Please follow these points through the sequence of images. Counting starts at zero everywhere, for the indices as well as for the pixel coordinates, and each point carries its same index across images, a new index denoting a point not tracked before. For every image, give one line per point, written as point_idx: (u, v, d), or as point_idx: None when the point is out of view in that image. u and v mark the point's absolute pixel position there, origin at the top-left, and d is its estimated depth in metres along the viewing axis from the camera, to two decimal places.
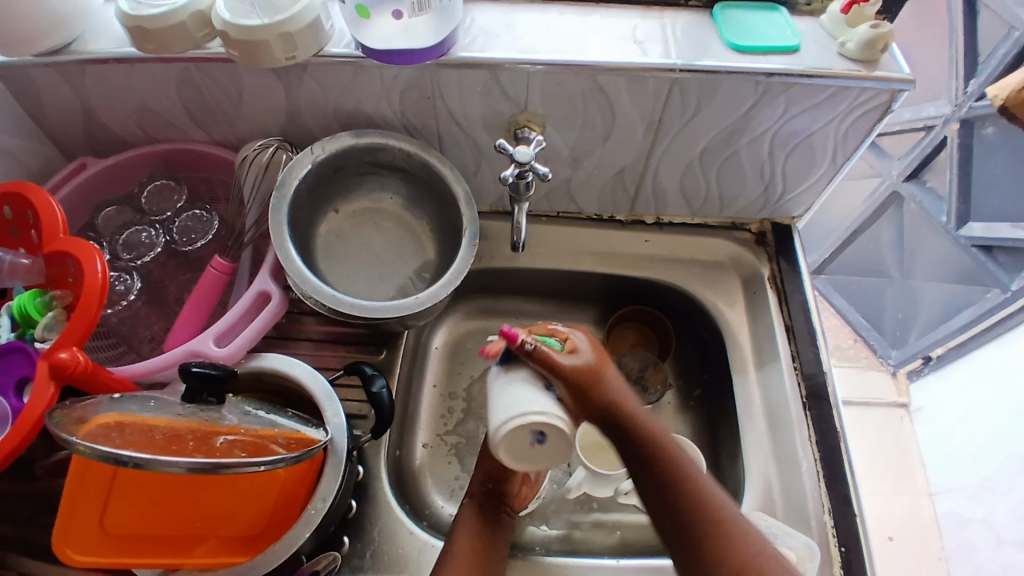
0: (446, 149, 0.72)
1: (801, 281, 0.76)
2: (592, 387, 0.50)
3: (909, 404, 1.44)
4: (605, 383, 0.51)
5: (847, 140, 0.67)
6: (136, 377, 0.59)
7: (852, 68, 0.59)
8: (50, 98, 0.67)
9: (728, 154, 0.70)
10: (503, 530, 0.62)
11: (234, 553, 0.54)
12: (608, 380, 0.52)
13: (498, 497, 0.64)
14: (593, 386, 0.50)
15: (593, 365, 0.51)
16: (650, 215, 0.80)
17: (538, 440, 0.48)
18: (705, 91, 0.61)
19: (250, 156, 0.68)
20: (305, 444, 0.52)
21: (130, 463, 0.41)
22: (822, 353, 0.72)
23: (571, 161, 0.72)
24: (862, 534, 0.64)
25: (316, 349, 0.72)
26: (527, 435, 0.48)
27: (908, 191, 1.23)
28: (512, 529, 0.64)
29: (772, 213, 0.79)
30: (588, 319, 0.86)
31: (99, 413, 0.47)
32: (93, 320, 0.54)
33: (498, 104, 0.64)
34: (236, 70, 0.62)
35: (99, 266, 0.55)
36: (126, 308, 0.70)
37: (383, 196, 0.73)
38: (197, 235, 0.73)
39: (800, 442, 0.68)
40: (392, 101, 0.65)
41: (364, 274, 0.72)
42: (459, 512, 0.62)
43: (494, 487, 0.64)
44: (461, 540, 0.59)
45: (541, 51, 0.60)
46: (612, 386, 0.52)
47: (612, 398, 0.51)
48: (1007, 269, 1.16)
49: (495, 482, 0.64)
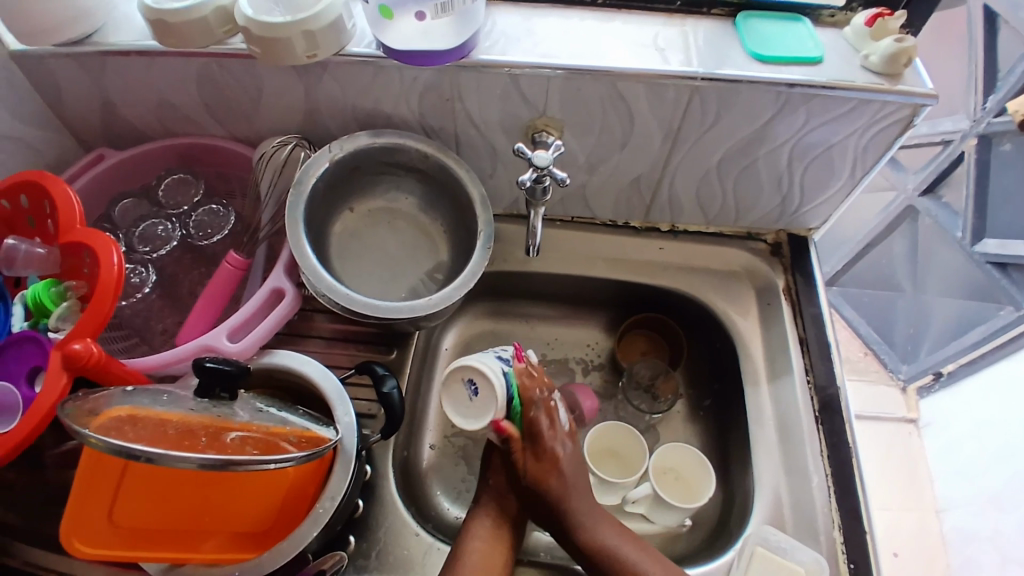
0: (462, 152, 0.71)
1: (815, 293, 0.76)
2: (539, 482, 0.61)
3: (917, 420, 1.43)
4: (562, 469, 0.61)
5: (866, 153, 0.66)
6: (147, 370, 0.59)
7: (874, 81, 0.59)
8: (70, 89, 0.68)
9: (745, 164, 0.69)
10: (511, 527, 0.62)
11: (241, 549, 0.55)
12: (561, 473, 0.61)
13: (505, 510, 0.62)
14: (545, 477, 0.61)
15: (548, 464, 0.61)
16: (665, 223, 0.80)
17: (471, 394, 0.55)
18: (725, 100, 0.61)
19: (268, 153, 0.69)
20: (315, 443, 0.52)
21: (142, 458, 0.41)
22: (835, 366, 0.71)
23: (587, 166, 0.72)
24: (872, 551, 0.63)
25: (328, 347, 0.72)
26: (462, 387, 0.56)
27: (923, 205, 1.22)
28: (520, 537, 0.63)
29: (788, 224, 0.79)
30: (599, 325, 0.86)
31: (112, 405, 0.47)
32: (108, 312, 0.55)
33: (516, 107, 0.64)
34: (257, 67, 0.62)
35: (116, 259, 0.56)
36: (140, 300, 0.70)
37: (398, 196, 0.73)
38: (212, 230, 0.74)
39: (811, 455, 0.67)
40: (411, 102, 0.65)
41: (377, 274, 0.72)
42: (469, 531, 0.60)
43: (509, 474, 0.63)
44: (472, 562, 0.58)
45: (561, 56, 0.60)
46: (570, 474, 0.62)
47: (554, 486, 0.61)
48: (1021, 286, 1.15)
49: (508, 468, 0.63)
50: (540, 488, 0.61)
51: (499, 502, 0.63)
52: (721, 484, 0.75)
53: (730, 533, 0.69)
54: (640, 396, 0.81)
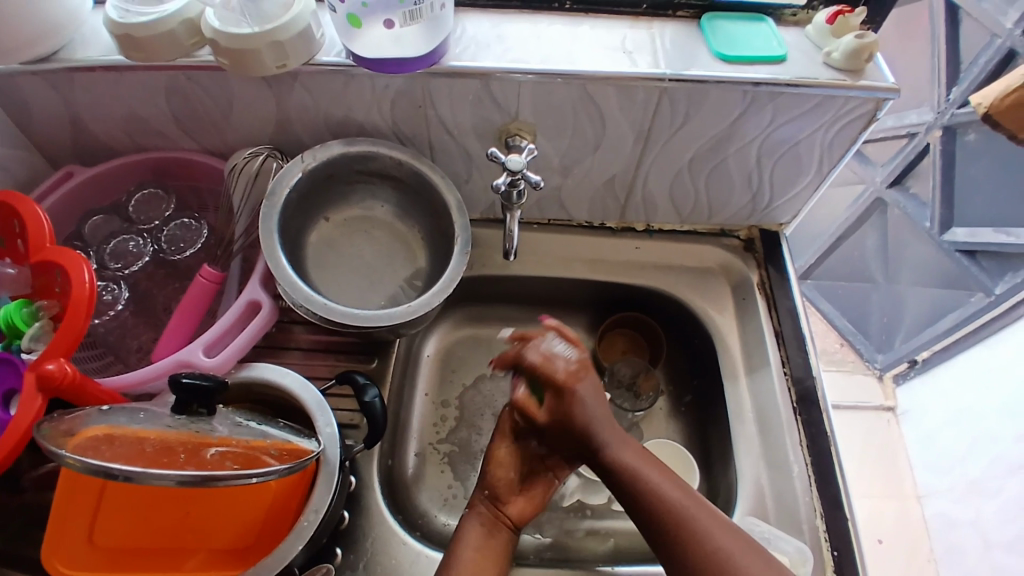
0: (436, 158, 0.72)
1: (789, 286, 0.77)
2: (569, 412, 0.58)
3: (895, 408, 1.46)
4: (577, 404, 0.58)
5: (833, 148, 0.68)
6: (124, 388, 0.58)
7: (837, 78, 0.60)
8: (38, 107, 0.67)
9: (716, 162, 0.70)
10: (504, 540, 0.61)
11: (224, 566, 0.53)
12: (581, 404, 0.58)
13: (498, 513, 0.62)
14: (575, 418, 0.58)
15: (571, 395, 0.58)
16: (640, 223, 0.81)
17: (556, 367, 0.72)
18: (694, 100, 0.62)
19: (239, 164, 0.68)
20: (297, 455, 0.51)
21: (120, 477, 0.41)
22: (810, 358, 0.73)
23: (562, 169, 0.72)
24: (853, 538, 0.64)
25: (307, 358, 0.71)
26: None
27: (891, 197, 1.25)
28: (513, 542, 0.62)
29: (760, 220, 0.80)
30: (579, 326, 0.87)
31: (88, 425, 0.46)
32: (82, 330, 0.54)
33: (488, 113, 0.65)
34: (226, 79, 0.62)
35: (87, 276, 0.55)
36: (113, 319, 0.69)
37: (373, 204, 0.73)
38: (186, 244, 0.73)
39: (791, 446, 0.68)
40: (383, 110, 0.65)
41: (355, 282, 0.71)
42: (462, 530, 0.61)
43: (491, 492, 0.63)
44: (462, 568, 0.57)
45: (532, 61, 0.61)
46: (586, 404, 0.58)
47: (587, 426, 0.58)
48: (990, 274, 1.17)
49: (490, 488, 0.63)
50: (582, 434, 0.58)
51: (494, 501, 0.63)
52: (704, 479, 0.76)
53: None
54: (622, 395, 0.82)
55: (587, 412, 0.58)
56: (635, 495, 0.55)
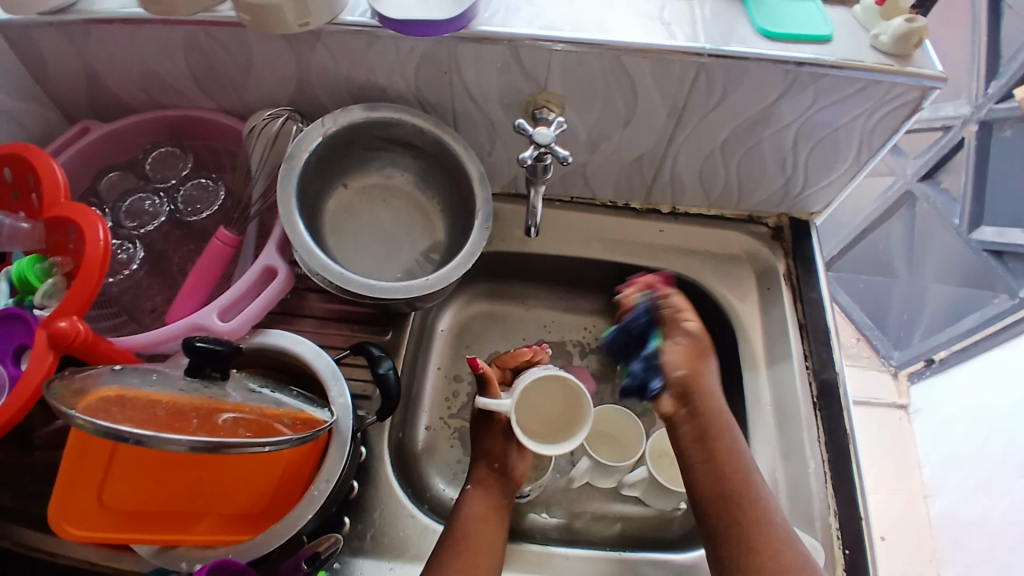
0: (460, 127, 0.70)
1: (816, 278, 0.75)
2: (695, 356, 0.65)
3: (907, 405, 1.44)
4: (702, 357, 0.65)
5: (873, 136, 0.65)
6: (137, 349, 0.58)
7: (883, 62, 0.57)
8: (56, 59, 0.65)
9: (749, 144, 0.68)
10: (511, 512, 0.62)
11: (235, 531, 0.54)
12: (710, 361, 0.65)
13: (503, 477, 0.63)
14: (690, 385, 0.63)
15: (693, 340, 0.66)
16: (665, 205, 0.79)
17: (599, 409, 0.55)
18: (732, 78, 0.59)
19: (259, 126, 0.66)
20: (310, 425, 0.50)
21: (131, 440, 0.41)
22: (834, 351, 0.71)
23: (589, 144, 0.70)
24: (867, 536, 0.63)
25: (321, 327, 0.70)
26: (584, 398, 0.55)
27: (921, 190, 1.22)
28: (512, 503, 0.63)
29: (790, 208, 0.77)
30: (597, 307, 0.85)
31: (100, 386, 0.46)
32: (94, 289, 0.53)
33: (516, 82, 0.62)
34: (247, 36, 0.60)
35: (101, 235, 0.54)
36: (127, 279, 0.68)
37: (394, 172, 0.71)
38: (202, 206, 0.72)
39: (808, 441, 0.67)
40: (407, 74, 0.63)
41: (372, 252, 0.70)
42: (466, 492, 0.62)
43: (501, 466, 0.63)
44: (464, 552, 0.56)
45: (564, 28, 0.58)
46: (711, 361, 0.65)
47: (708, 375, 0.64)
48: (1016, 275, 1.14)
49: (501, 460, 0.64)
50: (693, 417, 0.62)
51: (491, 464, 0.64)
52: None
53: None
54: None
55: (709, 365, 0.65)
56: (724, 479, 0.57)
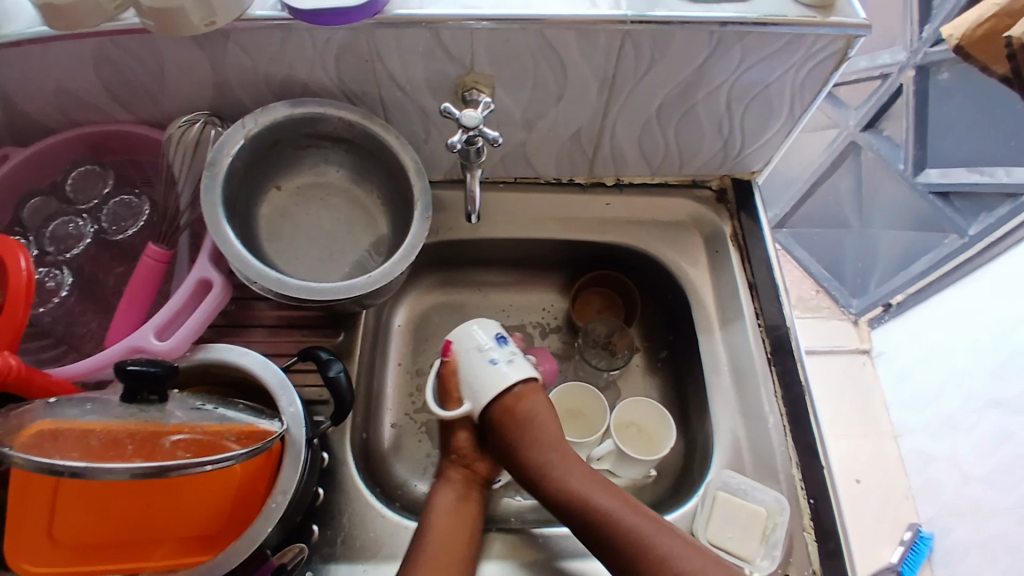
0: (391, 117, 0.68)
1: (762, 234, 0.76)
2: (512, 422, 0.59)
3: (870, 349, 1.47)
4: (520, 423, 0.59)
5: (803, 90, 0.65)
6: (75, 377, 0.56)
7: (807, 14, 0.57)
8: None
9: (685, 110, 0.68)
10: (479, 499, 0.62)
11: (196, 552, 0.52)
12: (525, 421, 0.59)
13: (469, 472, 0.62)
14: (529, 448, 0.60)
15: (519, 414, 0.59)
16: (609, 177, 0.78)
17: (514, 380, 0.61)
18: (659, 43, 0.59)
19: (176, 135, 0.64)
20: (257, 438, 0.49)
21: (66, 473, 0.39)
22: (784, 306, 0.72)
23: (525, 123, 0.69)
24: (830, 485, 0.65)
25: (270, 335, 0.69)
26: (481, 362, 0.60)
27: (865, 140, 1.24)
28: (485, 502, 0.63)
29: (731, 168, 0.78)
30: (552, 287, 0.85)
31: (35, 419, 0.44)
32: (23, 320, 0.51)
33: (441, 65, 0.61)
34: (157, 43, 0.57)
35: (23, 263, 0.51)
36: (58, 306, 0.65)
37: (327, 169, 0.70)
38: (127, 223, 0.69)
39: (766, 397, 0.68)
40: (328, 66, 0.61)
41: (313, 253, 0.68)
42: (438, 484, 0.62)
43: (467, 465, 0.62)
44: (433, 545, 0.57)
45: (484, 6, 0.56)
46: (532, 421, 0.60)
47: (536, 434, 0.59)
48: (964, 214, 1.17)
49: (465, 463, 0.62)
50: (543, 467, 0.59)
51: (463, 463, 0.62)
52: (681, 435, 0.76)
53: (693, 479, 0.70)
54: (597, 354, 0.81)
55: (536, 425, 0.60)
56: (590, 525, 0.57)
